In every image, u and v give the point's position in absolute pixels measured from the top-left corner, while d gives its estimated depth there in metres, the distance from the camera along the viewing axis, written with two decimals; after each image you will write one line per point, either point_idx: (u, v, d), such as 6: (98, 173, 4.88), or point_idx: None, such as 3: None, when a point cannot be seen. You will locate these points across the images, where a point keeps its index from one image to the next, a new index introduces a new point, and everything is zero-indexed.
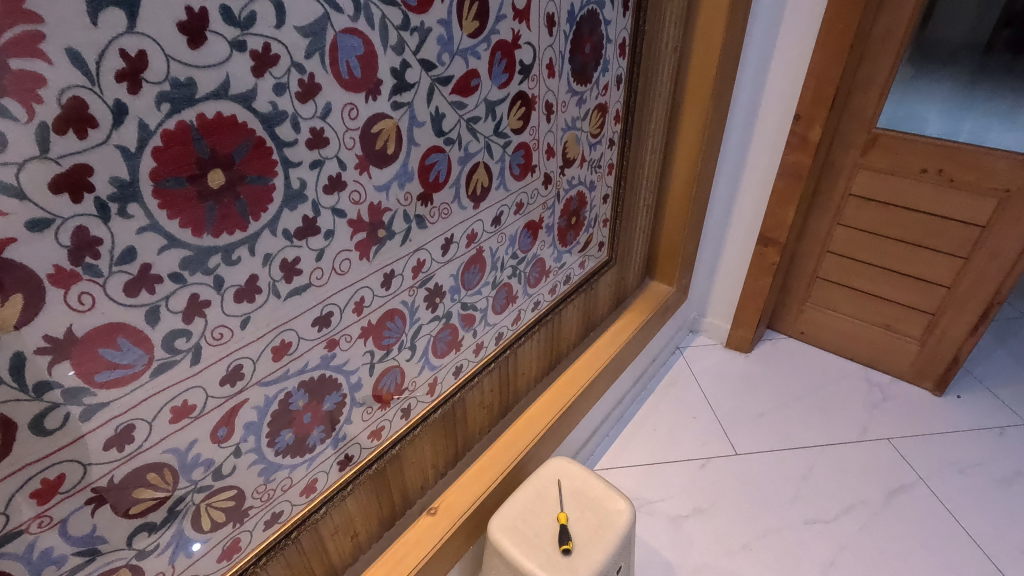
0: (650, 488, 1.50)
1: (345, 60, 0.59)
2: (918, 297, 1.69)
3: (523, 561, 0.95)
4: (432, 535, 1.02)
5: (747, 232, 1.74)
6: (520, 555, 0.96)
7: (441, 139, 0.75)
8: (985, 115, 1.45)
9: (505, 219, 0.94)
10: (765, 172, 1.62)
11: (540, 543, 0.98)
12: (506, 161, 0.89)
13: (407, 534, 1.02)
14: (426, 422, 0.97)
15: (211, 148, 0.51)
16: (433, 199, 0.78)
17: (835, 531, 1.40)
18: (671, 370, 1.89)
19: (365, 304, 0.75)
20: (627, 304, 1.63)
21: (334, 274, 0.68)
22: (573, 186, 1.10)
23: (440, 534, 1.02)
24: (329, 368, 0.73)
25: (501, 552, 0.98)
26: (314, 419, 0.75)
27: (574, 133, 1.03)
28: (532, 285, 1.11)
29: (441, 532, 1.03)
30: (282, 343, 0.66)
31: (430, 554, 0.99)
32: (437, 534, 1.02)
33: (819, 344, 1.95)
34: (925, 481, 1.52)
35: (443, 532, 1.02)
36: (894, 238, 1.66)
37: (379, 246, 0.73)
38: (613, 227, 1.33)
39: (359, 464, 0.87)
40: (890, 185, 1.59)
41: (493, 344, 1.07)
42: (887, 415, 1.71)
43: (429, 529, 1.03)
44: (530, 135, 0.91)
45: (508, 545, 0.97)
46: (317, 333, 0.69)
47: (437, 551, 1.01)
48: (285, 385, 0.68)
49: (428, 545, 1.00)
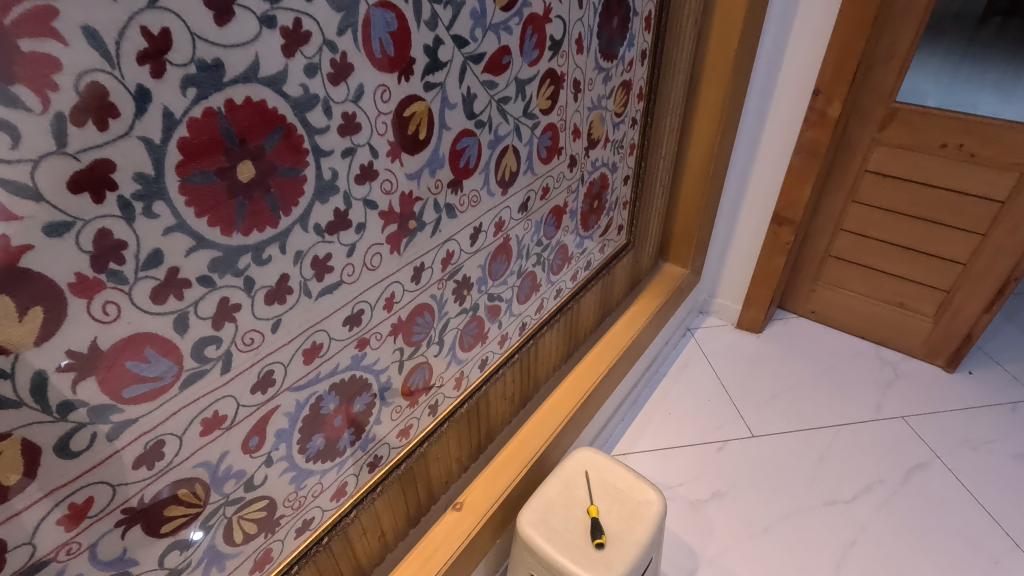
0: (669, 472, 1.49)
1: (378, 37, 0.54)
2: (932, 274, 1.68)
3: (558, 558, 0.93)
4: (458, 532, 1.00)
5: (761, 212, 1.71)
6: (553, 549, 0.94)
7: (472, 122, 0.70)
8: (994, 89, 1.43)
9: (532, 205, 0.90)
10: (781, 150, 1.58)
11: (572, 537, 0.96)
12: (535, 144, 0.84)
13: (434, 531, 1.00)
14: (451, 418, 0.94)
15: (240, 137, 0.46)
16: (463, 186, 0.73)
17: (854, 511, 1.40)
18: (683, 352, 1.87)
19: (395, 300, 0.70)
20: (642, 288, 1.60)
21: (365, 270, 0.64)
22: (597, 168, 1.05)
23: (466, 531, 1.00)
24: (360, 368, 0.69)
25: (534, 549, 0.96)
26: (344, 422, 0.71)
27: (599, 113, 0.98)
28: (555, 272, 1.07)
29: (467, 527, 1.00)
30: (314, 345, 0.61)
31: (458, 552, 0.97)
32: (464, 530, 1.00)
33: (830, 323, 1.94)
34: (941, 458, 1.52)
35: (469, 528, 1.00)
36: (909, 216, 1.63)
37: (410, 238, 0.68)
38: (632, 209, 1.29)
39: (387, 465, 0.84)
40: (908, 161, 1.56)
41: (516, 335, 1.04)
42: (900, 394, 1.71)
43: (456, 524, 1.01)
44: (558, 115, 0.86)
45: (540, 540, 0.95)
46: (348, 332, 0.65)
47: (465, 548, 0.99)
48: (316, 388, 0.64)
49: (456, 542, 0.98)
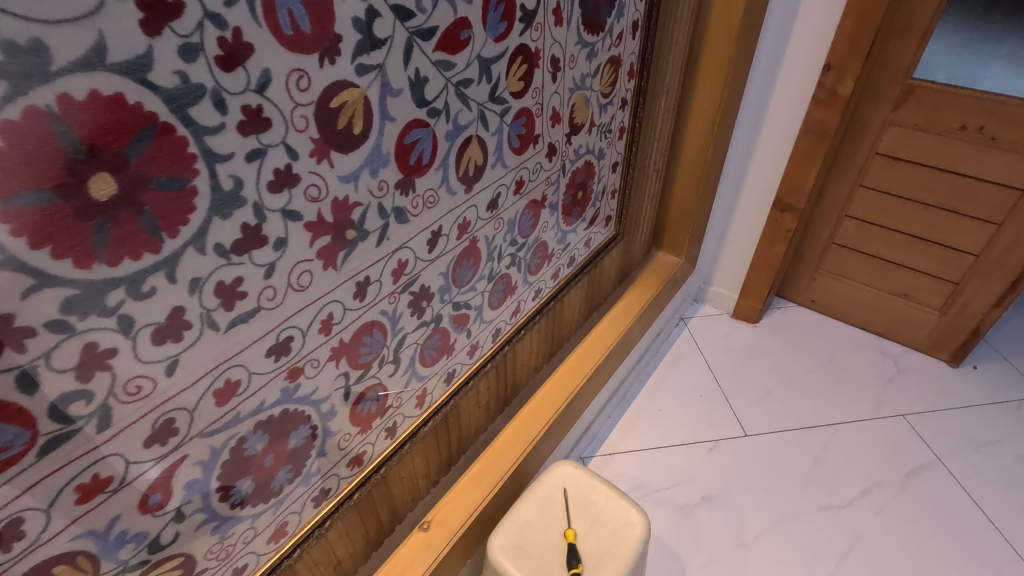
0: (657, 474, 1.42)
1: (287, 9, 0.42)
2: (941, 265, 1.58)
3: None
4: (426, 554, 0.92)
5: (762, 197, 1.59)
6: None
7: (423, 111, 0.59)
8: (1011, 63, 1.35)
9: (502, 202, 0.79)
10: (786, 132, 1.46)
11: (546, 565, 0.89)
12: (504, 132, 0.73)
13: (399, 553, 0.92)
14: (413, 438, 0.85)
15: (89, 144, 0.35)
16: (416, 186, 0.62)
17: (851, 517, 1.33)
18: (675, 344, 1.78)
19: (334, 321, 0.60)
20: (632, 278, 1.50)
21: (290, 291, 0.53)
22: (580, 156, 0.94)
23: (434, 553, 0.92)
24: (294, 401, 0.60)
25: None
26: (277, 461, 0.62)
27: (583, 94, 0.86)
28: (533, 272, 0.97)
29: (436, 549, 0.93)
30: (228, 384, 0.52)
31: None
32: (432, 552, 0.92)
33: (830, 313, 1.85)
34: (942, 460, 1.45)
35: (439, 549, 0.92)
36: (921, 202, 1.52)
37: (348, 250, 0.58)
38: (622, 198, 1.18)
39: (338, 496, 0.75)
40: (923, 143, 1.44)
41: (489, 342, 0.94)
42: (901, 389, 1.63)
43: (423, 546, 0.93)
44: (533, 98, 0.75)
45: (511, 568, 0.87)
46: (274, 364, 0.55)
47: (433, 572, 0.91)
48: (237, 430, 0.55)
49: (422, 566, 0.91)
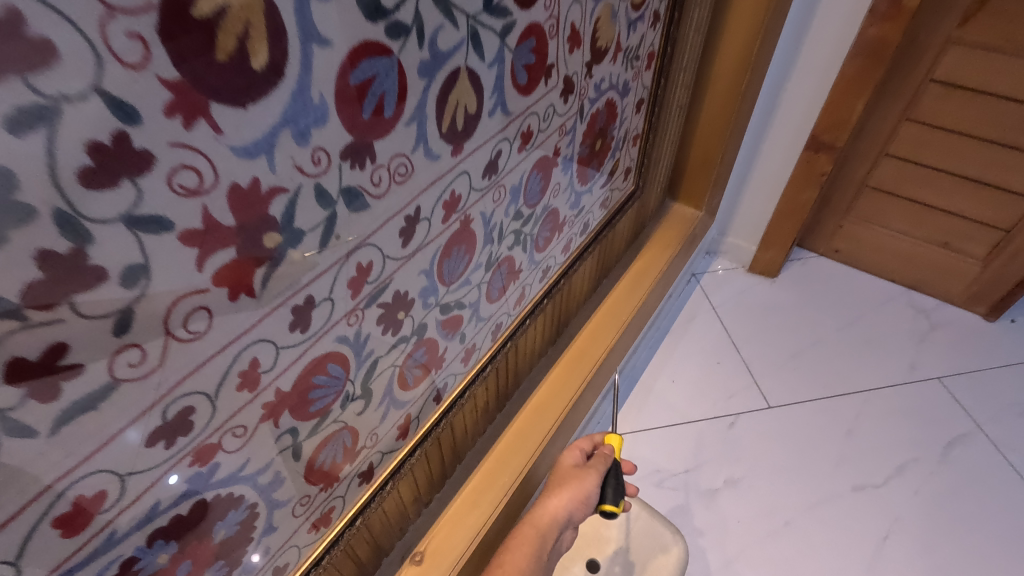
0: (674, 456, 1.27)
1: None
2: (991, 212, 1.40)
3: (583, 499, 0.73)
4: (542, 544, 0.71)
5: (794, 136, 1.36)
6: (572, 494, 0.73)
7: (381, 28, 0.35)
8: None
9: (504, 163, 0.57)
10: (832, 54, 1.21)
11: (594, 487, 0.75)
12: (506, 63, 0.49)
13: (505, 560, 0.69)
14: (397, 474, 0.66)
15: None
16: (376, 154, 0.40)
17: (888, 498, 1.21)
18: (688, 303, 1.60)
19: (262, 369, 0.40)
20: (647, 236, 1.29)
21: (171, 343, 0.32)
22: (601, 94, 0.71)
23: (554, 520, 0.73)
24: (214, 486, 0.41)
25: (573, 528, 0.75)
26: (198, 566, 0.44)
27: (610, 4, 0.62)
28: (540, 249, 0.76)
29: (555, 511, 0.72)
30: (79, 502, 0.32)
31: (536, 565, 0.69)
32: (555, 518, 0.73)
33: (855, 264, 1.67)
34: (982, 428, 1.32)
35: (557, 513, 0.72)
36: (977, 138, 1.31)
37: (270, 265, 0.36)
38: (644, 145, 0.95)
39: (302, 567, 0.57)
40: (991, 66, 1.21)
41: (488, 341, 0.74)
42: (936, 348, 1.49)
43: (529, 526, 0.72)
44: (546, 8, 0.51)
45: (580, 504, 0.73)
46: (165, 453, 0.35)
47: (546, 560, 0.70)
48: (117, 551, 0.36)
49: (542, 553, 0.70)
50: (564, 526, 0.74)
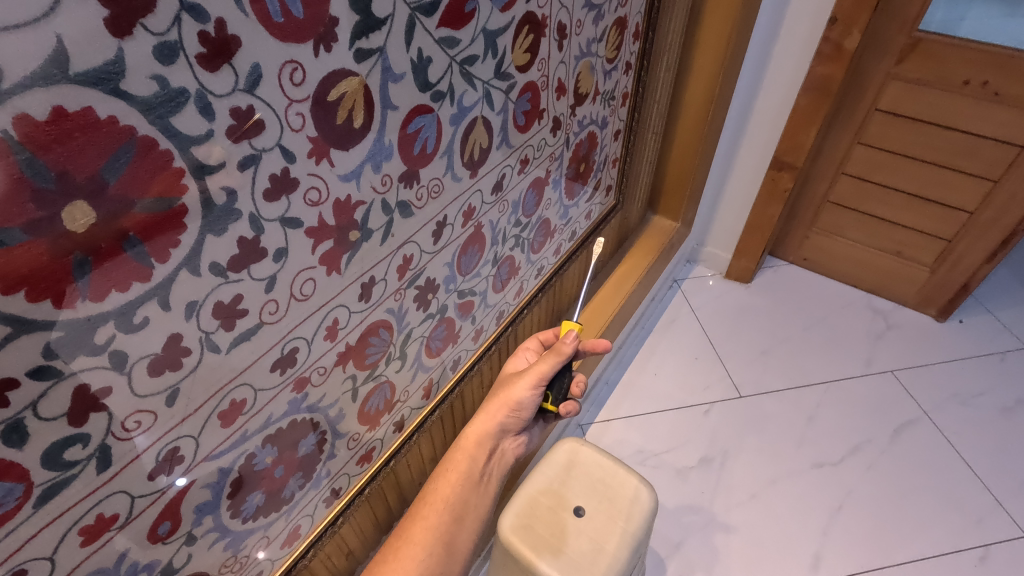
0: (655, 438, 1.44)
1: None
2: (935, 224, 1.59)
3: (528, 405, 0.78)
4: (478, 459, 0.79)
5: (760, 157, 1.55)
6: (518, 392, 0.79)
7: (427, 95, 0.53)
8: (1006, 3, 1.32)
9: (507, 183, 0.74)
10: (788, 87, 1.40)
11: (546, 370, 0.78)
12: (509, 110, 0.67)
13: (436, 487, 0.76)
14: (421, 429, 0.83)
15: (57, 171, 0.30)
16: (420, 177, 0.57)
17: (842, 473, 1.37)
18: (670, 306, 1.77)
19: (339, 326, 0.57)
20: (630, 244, 1.47)
21: (293, 302, 0.49)
22: (584, 127, 0.89)
23: (490, 432, 0.80)
24: (303, 410, 0.57)
25: (516, 435, 0.83)
26: (287, 471, 0.60)
27: (588, 61, 0.80)
28: (535, 251, 0.93)
29: (491, 425, 0.79)
30: (233, 404, 0.49)
31: (464, 487, 0.76)
32: (489, 433, 0.80)
33: (821, 271, 1.85)
34: (928, 414, 1.49)
35: (491, 428, 0.79)
36: (918, 160, 1.50)
37: (352, 252, 0.53)
38: (622, 167, 1.13)
39: (350, 493, 0.74)
40: (925, 98, 1.40)
41: (493, 325, 0.91)
42: (891, 346, 1.66)
43: (464, 452, 0.79)
44: (539, 70, 0.69)
45: (521, 410, 0.79)
46: (279, 378, 0.52)
47: (476, 481, 0.78)
48: (245, 447, 0.52)
49: (474, 472, 0.78)
50: (501, 438, 0.81)
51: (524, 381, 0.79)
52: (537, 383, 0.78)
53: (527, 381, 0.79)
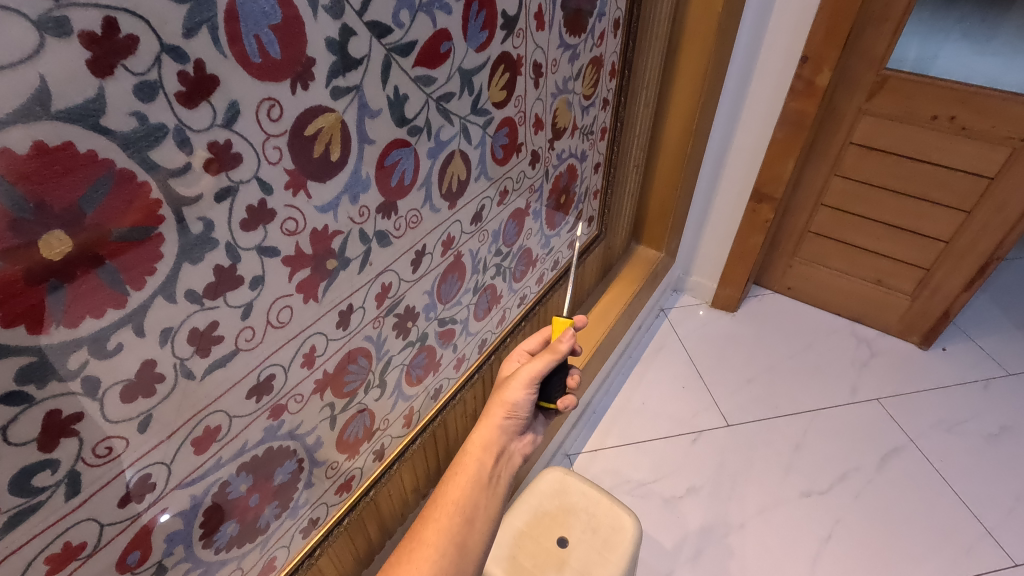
0: (643, 468, 1.43)
1: (254, 35, 0.39)
2: (914, 253, 1.62)
3: (524, 406, 0.77)
4: (486, 462, 0.76)
5: (740, 188, 1.59)
6: (512, 393, 0.77)
7: (404, 130, 0.56)
8: (976, 43, 1.41)
9: (486, 214, 0.77)
10: (764, 121, 1.45)
11: (539, 370, 0.76)
12: (487, 144, 0.70)
13: (445, 490, 0.73)
14: (402, 457, 0.82)
15: (35, 203, 0.32)
16: (398, 208, 0.59)
17: (830, 502, 1.37)
18: (657, 335, 1.78)
19: (317, 353, 0.58)
20: (615, 273, 1.49)
21: (269, 329, 0.50)
22: (564, 160, 0.92)
23: (496, 437, 0.77)
24: (279, 437, 0.58)
25: (521, 436, 0.80)
26: (263, 499, 0.60)
27: (566, 97, 0.83)
28: (517, 279, 0.95)
29: (494, 430, 0.77)
30: (207, 431, 0.49)
31: (475, 492, 0.73)
32: (494, 437, 0.77)
33: (805, 300, 1.88)
34: (915, 442, 1.49)
35: (495, 433, 0.77)
36: (893, 191, 1.55)
37: (329, 281, 0.55)
38: (604, 198, 1.16)
39: (328, 524, 0.73)
40: (896, 132, 1.46)
41: (475, 353, 0.92)
42: (875, 373, 1.67)
43: (471, 456, 0.76)
44: (516, 106, 0.72)
45: (518, 411, 0.77)
46: (255, 405, 0.53)
47: (485, 486, 0.74)
48: (219, 475, 0.52)
49: (483, 474, 0.75)
50: (510, 439, 0.79)
51: (518, 383, 0.76)
52: (530, 383, 0.76)
53: (520, 383, 0.76)
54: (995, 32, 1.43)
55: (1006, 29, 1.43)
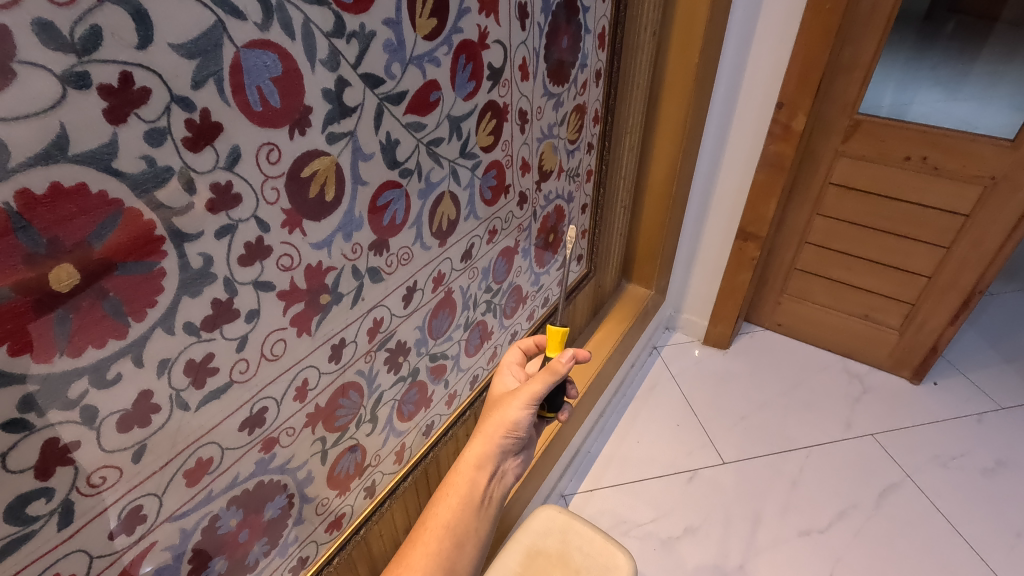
0: (638, 508, 1.42)
1: (257, 86, 0.42)
2: (898, 288, 1.65)
3: (525, 426, 0.76)
4: (479, 481, 0.76)
5: (725, 227, 1.63)
6: (512, 412, 0.76)
7: (396, 172, 0.59)
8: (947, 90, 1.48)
9: (476, 251, 0.80)
10: (745, 163, 1.51)
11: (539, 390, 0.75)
12: (476, 185, 0.73)
13: (435, 512, 0.74)
14: (395, 492, 0.82)
15: (48, 238, 0.34)
16: (389, 246, 0.62)
17: (829, 541, 1.35)
18: (650, 373, 1.79)
19: (309, 387, 0.59)
20: (605, 312, 1.51)
21: (263, 361, 0.52)
22: (550, 201, 0.96)
23: (490, 453, 0.77)
24: (270, 471, 0.58)
25: (514, 455, 0.80)
26: (252, 535, 0.60)
27: (551, 142, 0.88)
28: (507, 316, 0.97)
29: (490, 445, 0.76)
30: (199, 463, 0.50)
31: (469, 514, 0.75)
32: (489, 456, 0.77)
33: (796, 336, 1.90)
34: (912, 477, 1.49)
35: (490, 448, 0.76)
36: (873, 229, 1.60)
37: (323, 315, 0.57)
38: (592, 237, 1.20)
39: (316, 564, 0.72)
40: (872, 173, 1.52)
41: (467, 390, 0.94)
42: (869, 408, 1.68)
43: (461, 474, 0.76)
44: (503, 150, 0.76)
45: (517, 430, 0.77)
46: (247, 438, 0.54)
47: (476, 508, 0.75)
48: (210, 508, 0.53)
49: (475, 495, 0.76)
50: (506, 456, 0.79)
51: (518, 403, 0.75)
52: (530, 404, 0.75)
53: (519, 402, 0.75)
54: (966, 78, 1.48)
55: (977, 74, 1.47)
